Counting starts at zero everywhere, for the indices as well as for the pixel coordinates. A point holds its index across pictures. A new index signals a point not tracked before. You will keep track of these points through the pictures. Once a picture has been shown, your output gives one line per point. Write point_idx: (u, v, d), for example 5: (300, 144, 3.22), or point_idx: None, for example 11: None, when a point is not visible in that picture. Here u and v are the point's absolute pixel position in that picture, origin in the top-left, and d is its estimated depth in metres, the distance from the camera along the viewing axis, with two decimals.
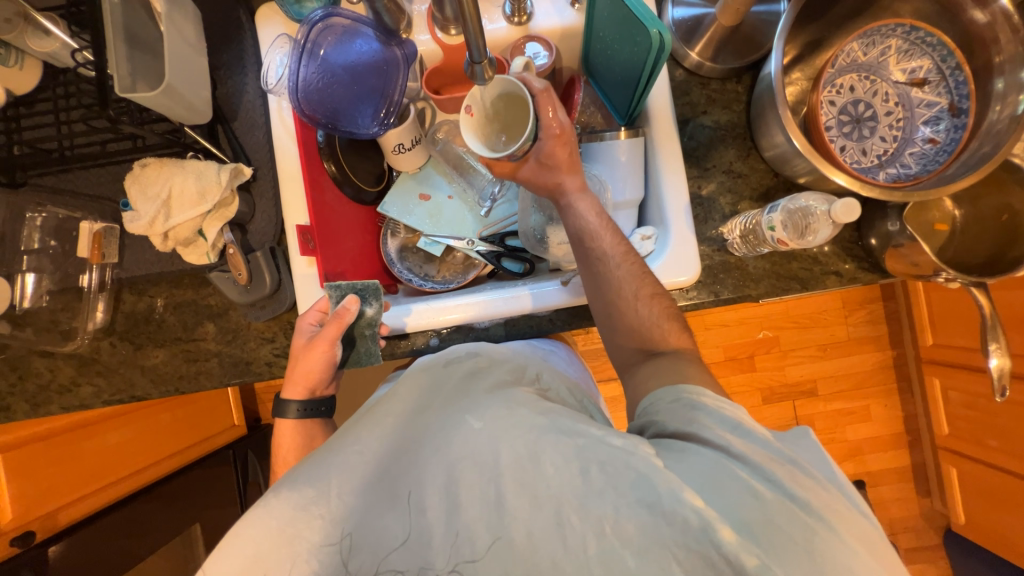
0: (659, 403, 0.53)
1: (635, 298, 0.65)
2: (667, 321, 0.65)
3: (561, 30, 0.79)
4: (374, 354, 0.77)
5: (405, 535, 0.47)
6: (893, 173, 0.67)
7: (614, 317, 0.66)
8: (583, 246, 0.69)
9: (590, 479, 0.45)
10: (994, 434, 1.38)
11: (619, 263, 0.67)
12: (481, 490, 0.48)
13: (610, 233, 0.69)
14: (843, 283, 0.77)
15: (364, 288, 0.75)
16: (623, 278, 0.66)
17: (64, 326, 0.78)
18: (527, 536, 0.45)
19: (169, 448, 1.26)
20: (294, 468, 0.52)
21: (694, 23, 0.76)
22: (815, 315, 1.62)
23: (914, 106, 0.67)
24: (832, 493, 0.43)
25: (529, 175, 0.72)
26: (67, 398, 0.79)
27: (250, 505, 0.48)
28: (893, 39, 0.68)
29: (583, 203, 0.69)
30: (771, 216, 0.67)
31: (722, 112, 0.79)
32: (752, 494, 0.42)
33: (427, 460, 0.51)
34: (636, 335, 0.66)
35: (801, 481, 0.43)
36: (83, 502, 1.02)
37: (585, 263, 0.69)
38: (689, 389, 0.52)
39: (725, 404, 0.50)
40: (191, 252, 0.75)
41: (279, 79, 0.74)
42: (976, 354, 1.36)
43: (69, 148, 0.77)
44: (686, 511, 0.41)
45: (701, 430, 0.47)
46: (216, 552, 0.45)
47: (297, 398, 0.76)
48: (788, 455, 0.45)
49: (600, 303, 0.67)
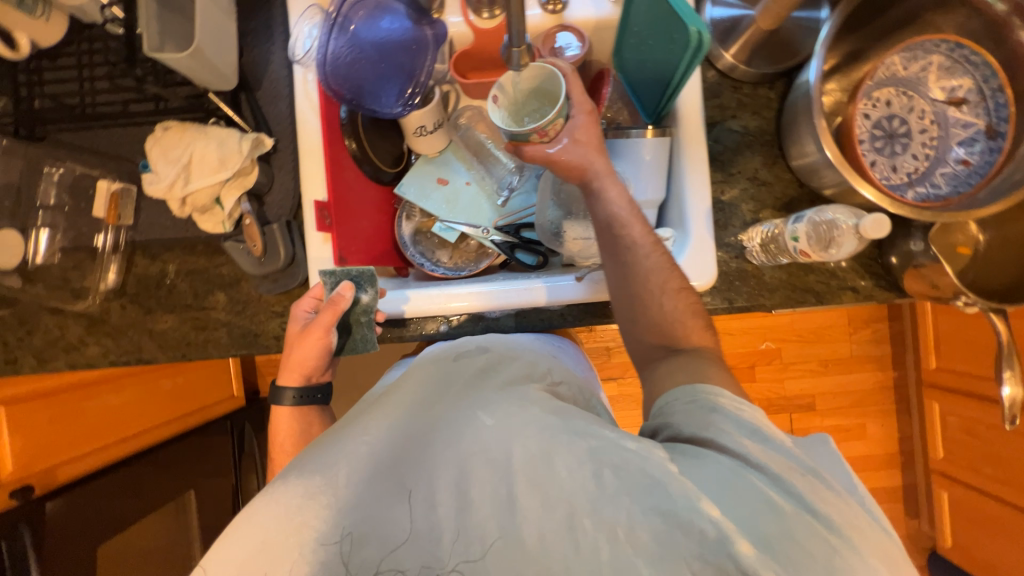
0: (676, 403, 0.53)
1: (662, 290, 0.65)
2: (692, 318, 0.64)
3: (595, 22, 0.78)
4: (370, 341, 0.76)
5: (415, 530, 0.47)
6: (922, 193, 0.66)
7: (637, 309, 0.66)
8: (612, 234, 0.66)
9: (603, 484, 0.45)
10: (989, 462, 1.38)
11: (650, 253, 0.66)
12: (492, 488, 0.47)
13: (638, 223, 0.67)
14: (859, 299, 0.76)
15: (359, 275, 0.74)
16: (651, 269, 0.65)
17: (77, 285, 0.79)
18: (538, 537, 0.45)
19: (168, 414, 1.26)
20: (303, 454, 0.53)
21: (731, 24, 0.75)
22: (820, 330, 1.61)
23: (950, 125, 0.66)
24: (853, 508, 0.42)
25: (560, 156, 0.66)
26: (73, 356, 0.79)
27: (260, 492, 0.49)
28: (935, 55, 0.66)
29: (614, 189, 0.67)
30: (795, 226, 0.68)
31: (752, 117, 0.78)
32: (770, 506, 0.41)
33: (438, 455, 0.50)
34: (658, 330, 0.65)
35: (822, 494, 0.42)
36: (81, 461, 1.03)
37: (613, 252, 0.67)
38: (707, 389, 0.52)
39: (743, 407, 0.50)
40: (207, 220, 0.75)
41: (307, 51, 0.74)
42: (980, 382, 1.35)
43: (91, 105, 0.76)
44: (704, 523, 0.41)
45: (719, 434, 0.47)
46: (224, 537, 0.46)
47: (293, 384, 0.77)
48: (809, 466, 0.44)
49: (625, 295, 0.66)
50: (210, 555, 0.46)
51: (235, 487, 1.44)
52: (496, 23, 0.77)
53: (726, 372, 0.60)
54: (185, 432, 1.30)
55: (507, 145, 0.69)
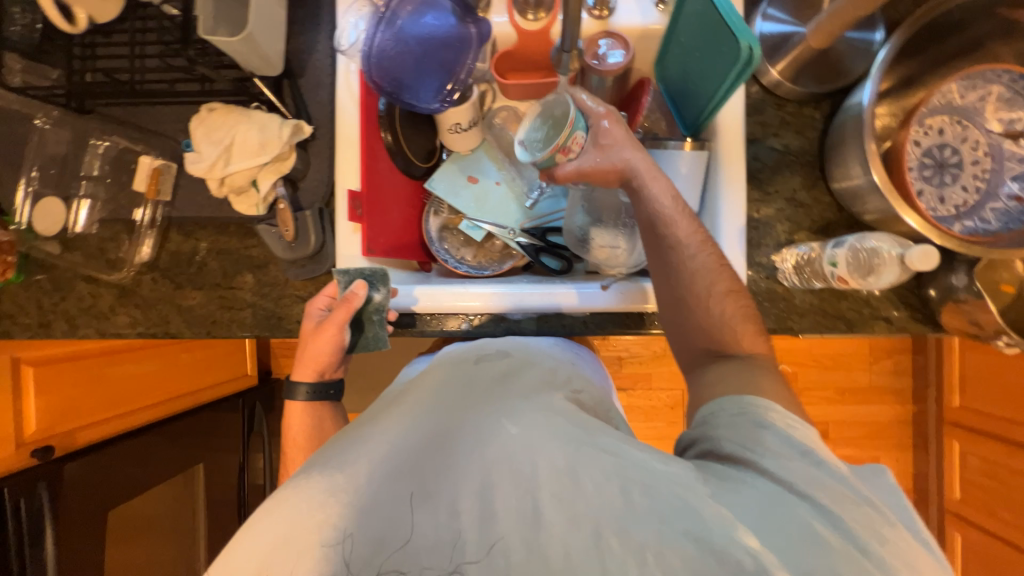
0: (721, 415, 0.52)
1: (709, 293, 0.62)
2: (743, 322, 0.61)
3: (641, 30, 0.78)
4: (382, 339, 0.76)
5: (435, 538, 0.46)
6: (970, 227, 0.65)
7: (683, 313, 0.63)
8: (656, 233, 0.64)
9: (631, 502, 0.45)
10: (1007, 506, 1.33)
11: (697, 252, 0.63)
12: (516, 499, 0.47)
13: (685, 220, 0.64)
14: (892, 331, 0.74)
15: (372, 274, 0.73)
16: (699, 269, 0.62)
17: (111, 255, 0.80)
18: (564, 554, 0.44)
19: (184, 387, 1.29)
20: (324, 451, 0.52)
21: (780, 41, 0.73)
22: (839, 357, 1.58)
23: (1004, 159, 0.66)
24: (910, 544, 0.41)
25: (592, 167, 0.66)
26: (103, 324, 0.81)
27: (280, 485, 0.48)
28: (996, 85, 0.65)
29: (657, 184, 0.64)
30: (834, 251, 0.66)
31: (794, 137, 0.76)
32: (815, 537, 0.40)
33: (462, 462, 0.50)
34: (705, 333, 0.62)
35: (876, 526, 0.41)
36: (100, 427, 1.06)
37: (658, 252, 0.64)
38: (756, 403, 0.52)
39: (794, 425, 0.49)
40: (242, 201, 0.76)
41: (353, 43, 0.75)
42: (1007, 424, 1.30)
43: (139, 82, 0.78)
44: (741, 553, 0.40)
45: (764, 450, 0.47)
46: (241, 534, 0.45)
47: (307, 380, 0.78)
48: (865, 496, 0.43)
49: (670, 296, 0.64)
50: (226, 551, 0.45)
51: (241, 464, 1.46)
52: (540, 25, 0.76)
53: (779, 383, 0.57)
54: (199, 406, 1.33)
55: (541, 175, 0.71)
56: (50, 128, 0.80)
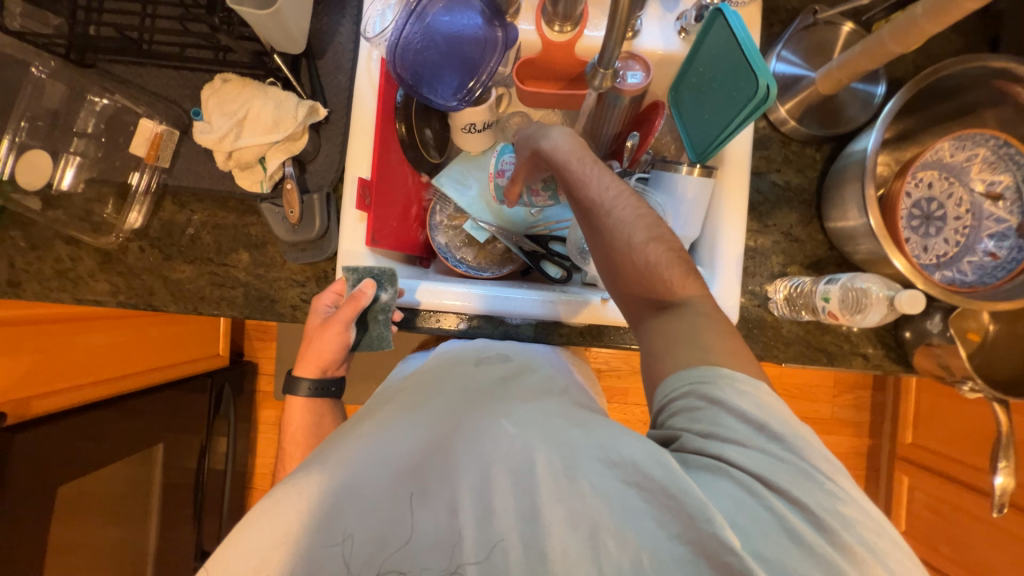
0: (675, 396, 0.50)
1: (637, 244, 0.56)
2: (671, 266, 0.56)
3: (662, 54, 0.80)
4: (385, 339, 0.77)
5: (434, 536, 0.47)
6: (949, 276, 0.70)
7: (615, 273, 0.58)
8: (573, 197, 0.59)
9: (625, 504, 0.45)
10: (946, 541, 1.42)
11: (615, 206, 0.57)
12: (515, 499, 0.47)
13: (597, 174, 0.58)
14: (868, 367, 0.78)
15: (380, 273, 0.72)
16: (619, 224, 0.57)
17: (97, 218, 0.76)
18: (563, 554, 0.45)
19: (148, 362, 1.23)
20: (326, 449, 0.54)
21: (791, 82, 0.78)
22: (805, 387, 1.65)
23: (984, 218, 0.71)
24: (867, 515, 0.44)
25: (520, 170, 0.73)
26: (81, 290, 0.77)
27: (280, 483, 0.50)
28: (982, 148, 0.70)
29: (566, 146, 0.61)
30: (827, 287, 0.69)
31: (795, 174, 0.80)
32: (787, 531, 0.42)
33: (460, 461, 0.51)
34: (643, 284, 0.57)
35: (838, 506, 0.43)
36: (57, 397, 1.00)
37: (582, 216, 0.59)
38: (706, 376, 0.49)
39: (746, 395, 0.48)
40: (245, 177, 0.74)
41: (379, 31, 0.73)
42: (952, 463, 1.38)
43: (148, 43, 0.75)
44: (729, 554, 0.41)
45: (728, 436, 0.46)
46: (243, 527, 0.47)
47: (310, 375, 0.77)
48: (824, 473, 0.45)
49: (601, 257, 0.59)
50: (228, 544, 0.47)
51: (203, 447, 1.40)
52: (566, 38, 0.75)
53: None
54: (165, 383, 1.27)
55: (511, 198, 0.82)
56: (46, 79, 0.76)
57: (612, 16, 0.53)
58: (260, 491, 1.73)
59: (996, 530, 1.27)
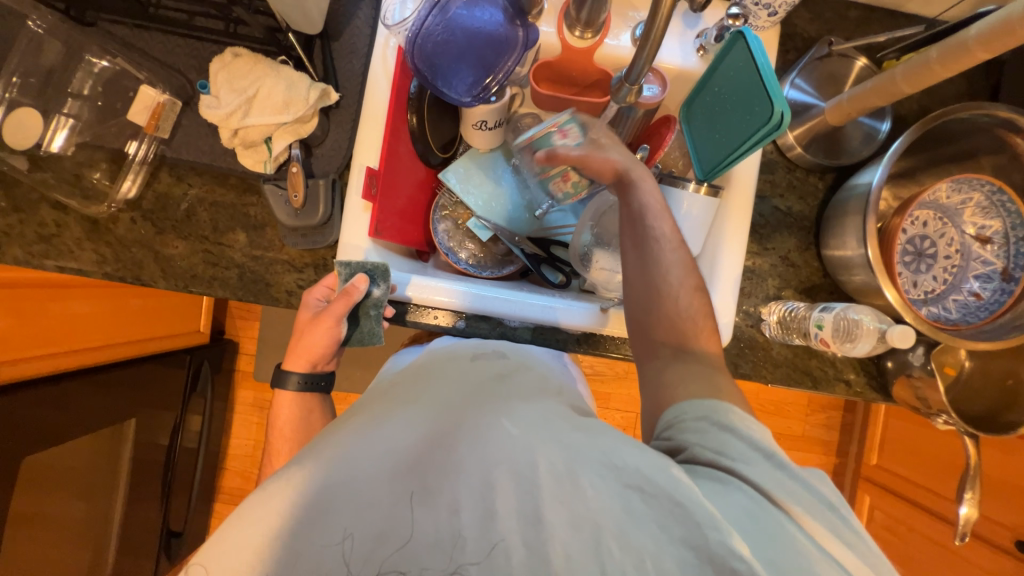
0: (686, 417, 0.53)
1: (681, 288, 0.63)
2: (703, 318, 0.63)
3: (678, 70, 0.81)
4: (377, 335, 0.75)
5: (437, 535, 0.46)
6: (934, 312, 0.73)
7: (653, 303, 0.63)
8: (642, 223, 0.64)
9: (630, 507, 0.46)
10: (900, 560, 1.49)
11: (675, 249, 0.64)
12: (516, 501, 0.47)
13: (669, 218, 0.65)
14: (850, 392, 0.81)
15: (373, 268, 0.71)
16: (673, 264, 0.63)
17: (88, 184, 0.73)
18: (565, 556, 0.45)
19: (125, 335, 1.19)
20: (321, 441, 0.53)
21: (801, 109, 0.79)
22: (781, 404, 1.70)
23: (971, 258, 0.74)
24: (862, 544, 0.47)
25: (587, 157, 0.69)
26: (66, 257, 0.74)
27: (272, 476, 0.49)
28: (977, 193, 0.73)
29: (648, 184, 0.67)
30: (822, 315, 0.71)
31: (798, 201, 0.82)
32: (794, 546, 0.43)
33: (462, 460, 0.50)
34: (670, 326, 0.62)
35: (835, 530, 0.46)
36: (29, 364, 0.96)
37: (639, 244, 0.64)
38: (719, 406, 0.53)
39: (752, 426, 0.52)
40: (249, 156, 0.72)
41: (399, 19, 0.71)
42: (913, 487, 1.44)
43: (155, 7, 0.72)
44: (735, 561, 0.41)
45: (736, 457, 0.49)
46: (235, 518, 0.46)
47: (299, 370, 0.75)
48: (824, 499, 0.48)
49: (643, 287, 0.64)
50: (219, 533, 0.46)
51: (177, 425, 1.36)
52: (586, 44, 0.75)
53: None
54: (142, 357, 1.23)
55: (541, 158, 0.74)
56: (43, 34, 0.72)
57: (647, 33, 0.53)
58: (231, 472, 1.69)
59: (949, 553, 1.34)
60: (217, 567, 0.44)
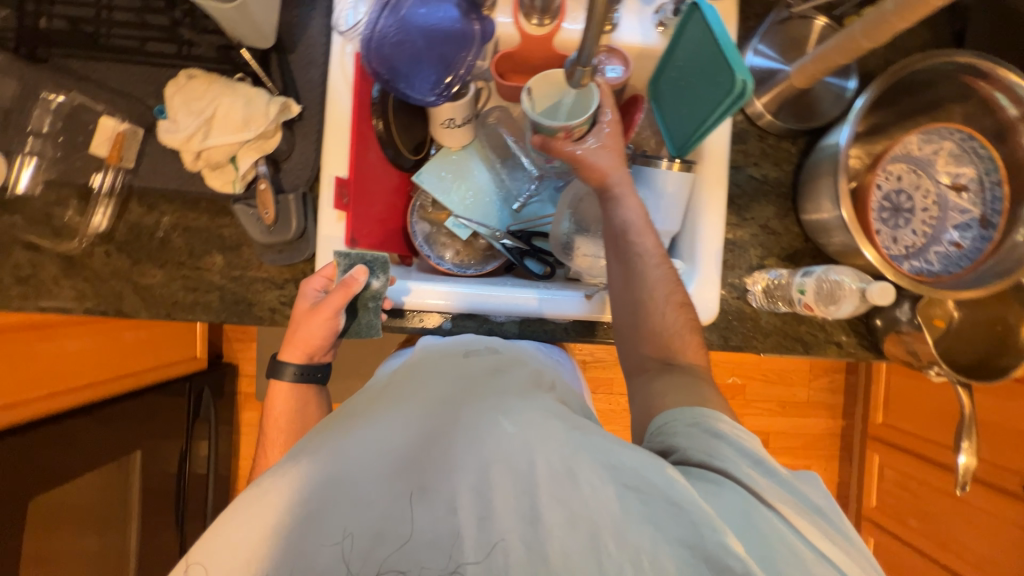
0: (677, 425, 0.55)
1: (665, 303, 0.65)
2: (688, 334, 0.65)
3: (640, 48, 0.80)
4: (375, 327, 0.74)
5: (435, 535, 0.46)
6: (917, 266, 0.73)
7: (640, 317, 0.66)
8: (625, 239, 0.68)
9: (628, 507, 0.46)
10: (915, 515, 1.49)
11: (657, 264, 0.67)
12: (514, 500, 0.47)
13: (652, 234, 0.68)
14: (842, 354, 0.80)
15: (373, 260, 0.72)
16: (658, 280, 0.66)
17: (58, 222, 0.73)
18: (563, 557, 0.45)
19: (124, 369, 1.18)
20: (314, 439, 0.53)
21: (767, 76, 0.79)
22: (784, 372, 1.70)
23: (949, 209, 0.74)
24: (853, 547, 0.47)
25: (583, 156, 0.70)
26: (44, 297, 0.73)
27: (269, 473, 0.48)
28: (948, 141, 0.74)
29: (629, 199, 0.69)
30: (803, 280, 0.72)
31: (772, 168, 0.81)
32: (786, 543, 0.44)
33: (460, 460, 0.50)
34: (655, 339, 0.65)
35: (826, 533, 0.47)
36: (32, 405, 0.95)
37: (622, 257, 0.68)
38: (708, 414, 0.55)
39: (742, 434, 0.53)
40: (216, 177, 0.72)
41: (352, 26, 0.72)
42: (920, 442, 1.45)
43: (105, 37, 0.71)
44: (730, 559, 0.42)
45: (727, 462, 0.50)
46: (229, 515, 0.46)
47: (295, 361, 0.73)
48: (814, 505, 0.48)
49: (627, 300, 0.67)
50: (212, 530, 0.46)
51: (183, 452, 1.36)
52: (544, 31, 0.75)
53: None
54: (141, 389, 1.22)
55: (534, 140, 0.73)
56: None
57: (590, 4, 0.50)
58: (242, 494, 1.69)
59: (960, 504, 1.35)
60: (216, 566, 0.44)
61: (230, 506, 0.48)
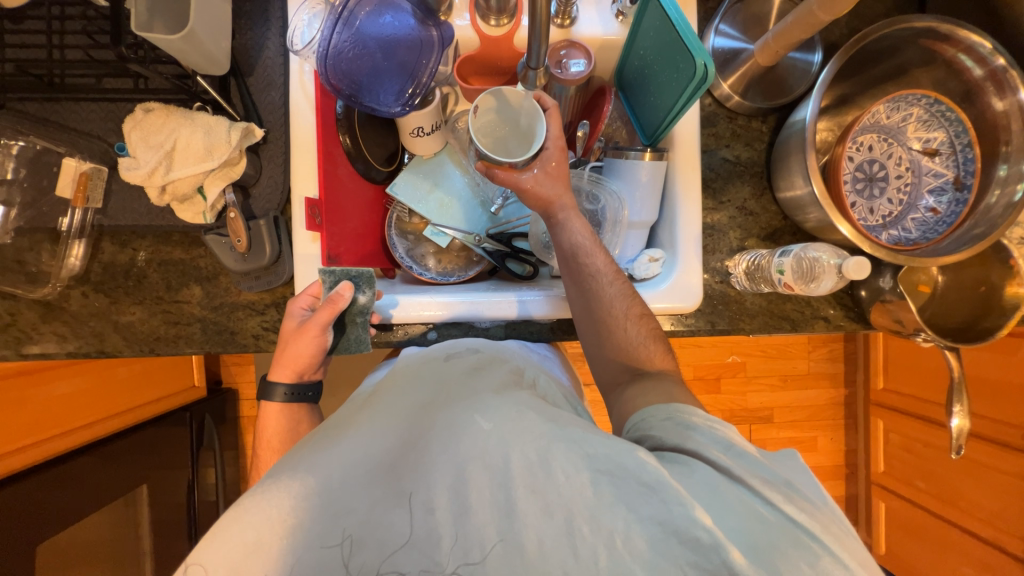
0: (652, 419, 0.55)
1: (627, 315, 0.66)
2: (655, 344, 0.65)
3: (602, 39, 0.78)
4: (364, 343, 0.73)
5: (414, 535, 0.48)
6: (895, 235, 0.74)
7: (604, 333, 0.67)
8: (577, 262, 0.68)
9: (601, 493, 0.46)
10: (923, 477, 1.50)
11: (612, 281, 0.67)
12: (491, 493, 0.49)
13: (601, 252, 0.69)
14: (830, 328, 0.80)
15: (358, 276, 0.71)
16: (615, 294, 0.67)
17: (31, 268, 0.72)
18: (538, 542, 0.46)
19: (123, 404, 1.17)
20: (295, 454, 0.53)
21: (730, 56, 0.78)
22: (782, 346, 1.70)
23: (923, 174, 0.74)
24: (827, 516, 0.47)
25: (530, 185, 0.69)
26: (26, 343, 0.73)
27: (251, 490, 0.48)
28: (916, 108, 0.73)
29: (575, 215, 0.70)
30: (781, 260, 0.71)
31: (744, 148, 0.81)
32: (754, 515, 0.45)
33: (436, 459, 0.51)
34: (624, 351, 0.65)
35: (799, 504, 0.46)
36: (34, 450, 0.95)
37: (576, 280, 0.68)
38: (682, 408, 0.55)
39: (716, 425, 0.53)
40: (186, 210, 0.71)
41: (307, 42, 0.69)
42: (923, 403, 1.46)
43: (60, 77, 0.69)
44: (698, 531, 0.43)
45: (699, 448, 0.50)
46: (207, 540, 0.45)
47: (285, 380, 0.73)
48: (784, 479, 0.48)
49: (594, 316, 0.67)
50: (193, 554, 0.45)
51: (190, 481, 1.36)
52: (503, 31, 0.75)
53: None
54: (141, 423, 1.20)
55: (478, 166, 0.71)
56: None
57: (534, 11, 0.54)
58: None
59: (966, 464, 1.35)
60: (215, 566, 0.44)
61: (225, 514, 0.47)
